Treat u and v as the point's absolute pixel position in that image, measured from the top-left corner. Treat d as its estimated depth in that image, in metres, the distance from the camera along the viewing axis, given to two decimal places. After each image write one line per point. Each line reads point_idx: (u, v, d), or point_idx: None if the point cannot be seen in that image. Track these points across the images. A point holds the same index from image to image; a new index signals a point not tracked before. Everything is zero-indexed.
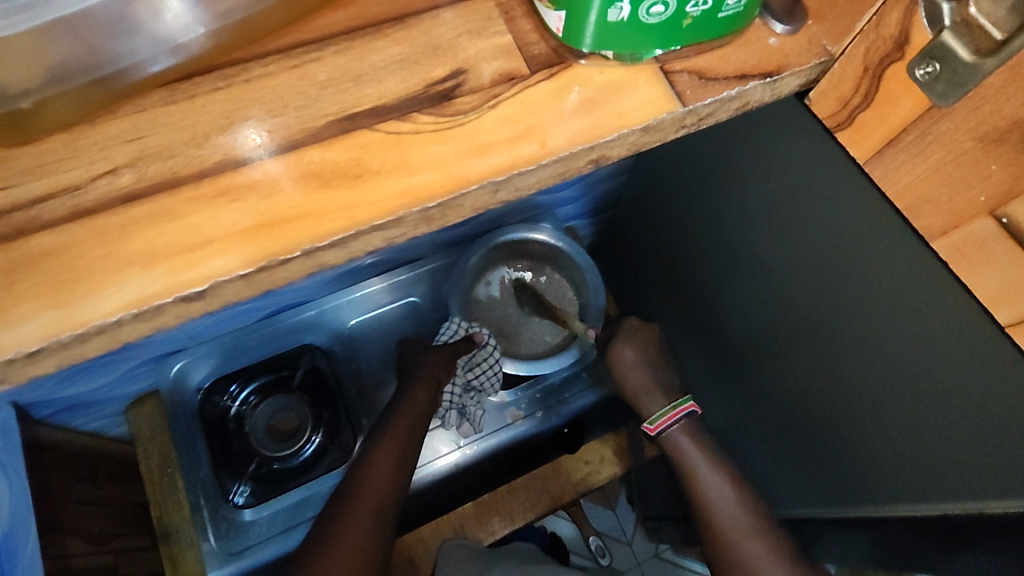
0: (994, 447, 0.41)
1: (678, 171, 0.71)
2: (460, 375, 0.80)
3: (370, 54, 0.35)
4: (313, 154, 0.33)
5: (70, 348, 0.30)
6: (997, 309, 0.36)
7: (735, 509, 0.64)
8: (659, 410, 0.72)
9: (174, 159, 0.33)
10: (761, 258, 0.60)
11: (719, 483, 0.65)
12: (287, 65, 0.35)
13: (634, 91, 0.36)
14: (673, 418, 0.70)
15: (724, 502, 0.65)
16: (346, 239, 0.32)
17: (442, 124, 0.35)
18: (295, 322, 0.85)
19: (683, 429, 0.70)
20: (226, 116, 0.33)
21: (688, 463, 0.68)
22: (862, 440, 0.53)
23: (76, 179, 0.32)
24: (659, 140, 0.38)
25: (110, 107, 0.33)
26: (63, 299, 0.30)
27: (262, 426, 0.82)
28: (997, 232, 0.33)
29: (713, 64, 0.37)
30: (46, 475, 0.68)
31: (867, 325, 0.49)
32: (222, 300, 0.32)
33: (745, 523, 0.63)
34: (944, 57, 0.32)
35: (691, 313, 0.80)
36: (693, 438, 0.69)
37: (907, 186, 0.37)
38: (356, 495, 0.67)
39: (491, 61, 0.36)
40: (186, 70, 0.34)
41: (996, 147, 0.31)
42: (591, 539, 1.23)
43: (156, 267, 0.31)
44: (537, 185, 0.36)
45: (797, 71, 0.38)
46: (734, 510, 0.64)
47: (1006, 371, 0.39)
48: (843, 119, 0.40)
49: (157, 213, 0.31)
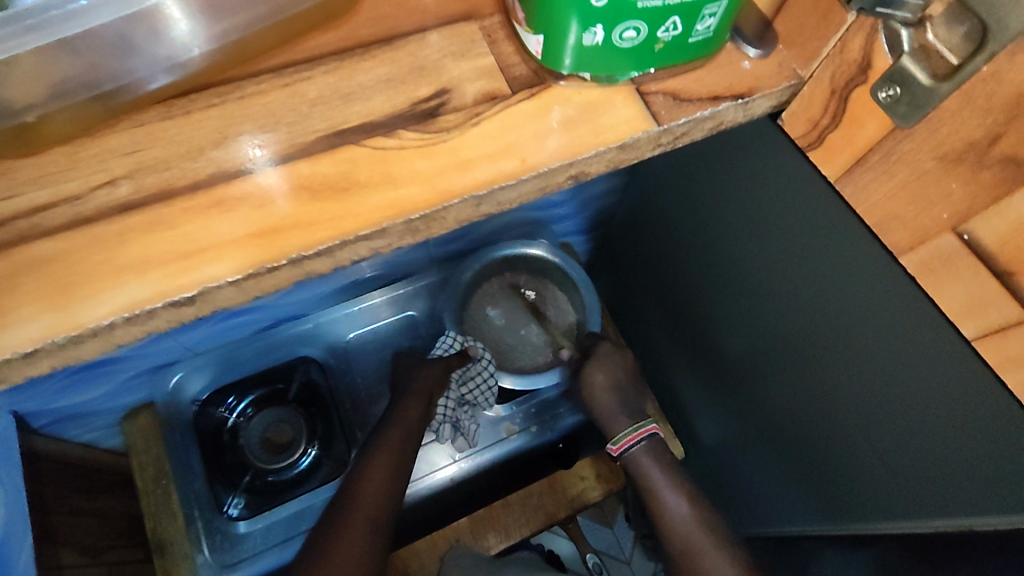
0: (979, 466, 0.42)
1: (670, 191, 0.72)
2: (454, 390, 0.80)
3: (358, 74, 0.37)
4: (302, 168, 0.35)
5: (66, 349, 0.32)
6: (964, 323, 0.37)
7: (694, 526, 0.68)
8: (623, 430, 0.74)
9: (169, 171, 0.34)
10: (753, 279, 0.61)
11: (677, 503, 0.69)
12: (280, 83, 0.37)
13: (611, 111, 0.38)
14: (634, 439, 0.72)
15: (684, 522, 0.69)
16: (332, 248, 0.34)
17: (427, 140, 0.36)
18: (292, 335, 0.86)
19: (644, 448, 0.72)
20: (220, 131, 0.35)
21: (655, 489, 0.70)
22: (857, 457, 0.53)
23: (76, 189, 0.33)
24: (636, 157, 0.40)
25: (110, 121, 0.35)
26: (60, 302, 0.31)
27: (256, 438, 0.83)
28: (959, 247, 0.35)
29: (687, 85, 0.39)
30: (41, 484, 0.69)
31: (852, 344, 0.49)
32: (213, 305, 0.33)
33: (700, 538, 0.67)
34: (904, 81, 0.33)
35: (682, 329, 0.81)
36: (652, 457, 0.72)
37: (876, 204, 0.39)
38: (348, 509, 0.67)
39: (474, 81, 0.38)
40: (184, 86, 0.36)
41: (957, 166, 0.33)
42: (589, 558, 1.22)
43: (151, 274, 0.32)
44: (518, 199, 0.38)
45: (768, 93, 0.40)
46: (695, 530, 0.68)
47: (981, 391, 0.39)
48: (814, 138, 0.41)
49: (151, 222, 0.33)
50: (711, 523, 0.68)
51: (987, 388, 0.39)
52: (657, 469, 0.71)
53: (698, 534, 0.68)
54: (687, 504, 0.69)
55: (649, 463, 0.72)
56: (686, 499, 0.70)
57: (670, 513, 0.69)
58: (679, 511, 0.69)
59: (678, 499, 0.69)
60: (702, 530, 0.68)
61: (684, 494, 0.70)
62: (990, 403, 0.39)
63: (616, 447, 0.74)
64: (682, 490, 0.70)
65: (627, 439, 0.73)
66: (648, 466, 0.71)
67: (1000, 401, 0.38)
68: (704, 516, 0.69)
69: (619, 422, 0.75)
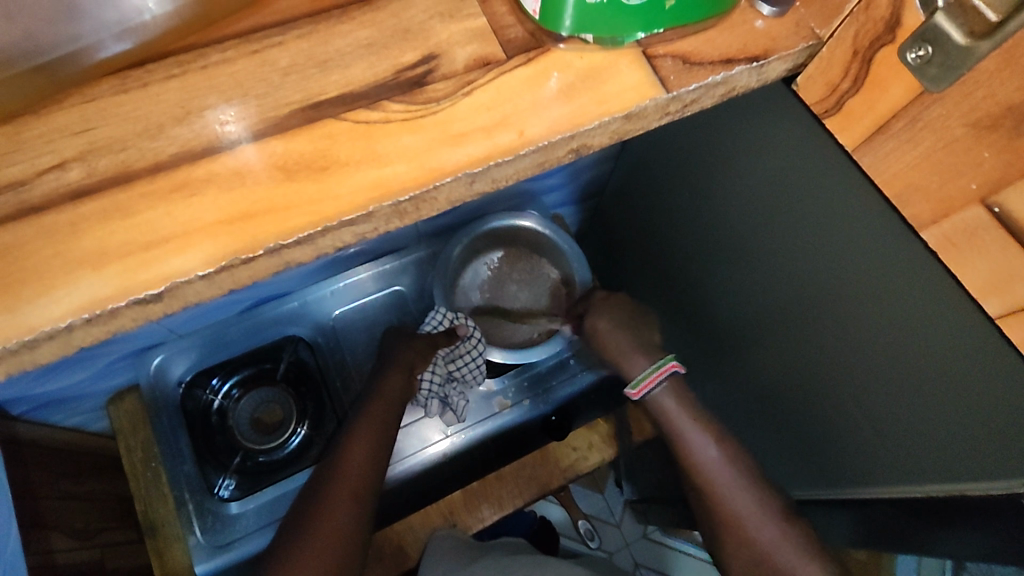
0: (983, 425, 0.40)
1: (661, 157, 0.70)
2: (441, 365, 0.77)
3: (335, 38, 0.33)
4: (277, 145, 0.31)
5: (19, 355, 0.29)
6: (987, 299, 0.34)
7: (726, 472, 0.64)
8: (640, 374, 0.71)
9: (126, 151, 0.31)
10: (745, 242, 0.59)
11: (705, 446, 0.65)
12: (247, 50, 0.33)
13: (617, 77, 0.35)
14: (654, 381, 0.69)
15: (712, 463, 0.65)
16: (313, 236, 0.31)
17: (414, 112, 0.33)
18: (277, 314, 0.83)
19: (667, 389, 0.69)
20: (183, 105, 0.32)
21: (677, 427, 0.67)
22: (847, 424, 0.52)
23: (21, 175, 0.30)
24: (642, 128, 0.37)
25: (55, 96, 0.31)
26: (8, 302, 0.28)
27: (245, 418, 0.80)
28: (988, 221, 0.32)
29: (697, 47, 0.36)
30: (27, 470, 0.66)
31: (849, 308, 0.48)
32: (183, 301, 0.30)
33: (732, 480, 0.63)
34: (937, 40, 0.30)
35: (674, 297, 0.78)
36: (676, 398, 0.69)
37: (897, 174, 0.36)
38: (332, 480, 0.65)
39: (465, 45, 0.34)
40: (139, 55, 0.32)
41: (989, 134, 0.30)
42: (581, 523, 1.25)
43: (109, 269, 0.29)
44: (516, 176, 0.35)
45: (784, 55, 0.36)
46: (723, 471, 0.64)
47: (993, 351, 0.37)
48: (832, 104, 0.38)
49: (109, 210, 0.30)
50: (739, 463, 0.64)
51: (995, 347, 0.37)
52: (679, 408, 0.68)
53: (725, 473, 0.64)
54: (716, 447, 0.65)
55: (672, 404, 0.68)
56: (713, 440, 0.65)
57: (693, 452, 0.66)
58: (705, 451, 0.65)
59: (705, 439, 0.66)
60: (733, 473, 0.64)
61: (712, 435, 0.66)
62: (1002, 370, 0.37)
63: (638, 390, 0.70)
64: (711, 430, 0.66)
65: (648, 381, 0.70)
66: (673, 409, 0.68)
67: (1011, 364, 0.37)
68: (734, 457, 0.65)
69: (637, 363, 0.73)
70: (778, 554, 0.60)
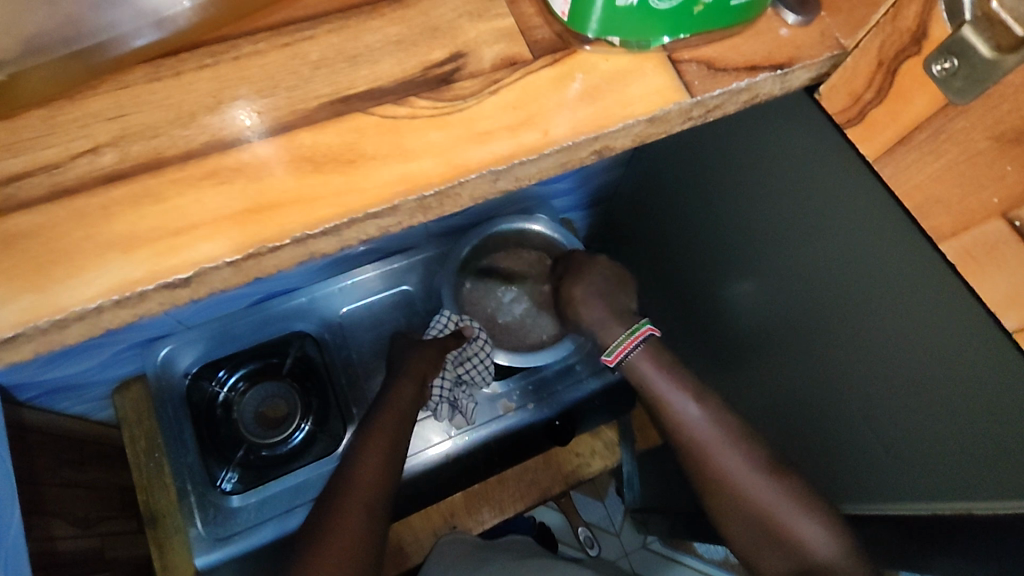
0: (996, 445, 0.39)
1: (673, 166, 0.70)
2: (450, 369, 0.77)
3: (366, 34, 0.34)
4: (306, 137, 0.32)
5: (48, 334, 0.29)
6: (1005, 314, 0.34)
7: (709, 425, 0.61)
8: (615, 342, 0.67)
9: (158, 138, 0.31)
10: (757, 252, 0.58)
11: (684, 403, 0.63)
12: (279, 43, 0.33)
13: (641, 80, 0.35)
14: (630, 345, 0.65)
15: (694, 420, 0.62)
16: (339, 227, 0.31)
17: (441, 109, 0.33)
18: (285, 309, 0.83)
19: (644, 352, 0.65)
20: (214, 95, 0.32)
21: (655, 388, 0.64)
22: (853, 440, 0.51)
23: (55, 157, 0.30)
24: (665, 132, 0.37)
25: (90, 82, 0.32)
26: (40, 282, 0.29)
27: (250, 412, 0.80)
28: (1009, 234, 0.32)
29: (723, 54, 0.36)
30: (31, 456, 0.66)
31: (861, 322, 0.47)
32: (208, 287, 0.31)
33: (714, 436, 0.61)
34: (964, 53, 0.31)
35: (682, 305, 0.78)
36: (654, 361, 0.65)
37: (917, 186, 0.36)
38: (343, 493, 0.64)
39: (492, 45, 0.35)
40: (173, 45, 0.33)
41: (1013, 147, 0.31)
42: (580, 530, 1.25)
43: (138, 253, 0.29)
44: (538, 176, 0.35)
45: (809, 64, 0.37)
46: (702, 426, 0.61)
47: (1011, 370, 0.37)
48: (854, 115, 0.38)
49: (140, 195, 0.30)
50: (725, 420, 0.62)
51: (1014, 366, 0.37)
52: (656, 370, 0.65)
53: (711, 429, 0.61)
54: (695, 402, 0.63)
55: (651, 367, 0.65)
56: (692, 396, 0.63)
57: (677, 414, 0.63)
58: (688, 410, 0.63)
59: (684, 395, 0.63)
60: (717, 430, 0.61)
61: (691, 391, 0.63)
62: (1018, 386, 0.37)
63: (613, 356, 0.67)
64: (691, 387, 0.64)
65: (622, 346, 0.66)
66: (650, 372, 0.64)
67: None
68: (716, 411, 0.62)
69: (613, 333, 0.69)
70: (789, 518, 0.56)
